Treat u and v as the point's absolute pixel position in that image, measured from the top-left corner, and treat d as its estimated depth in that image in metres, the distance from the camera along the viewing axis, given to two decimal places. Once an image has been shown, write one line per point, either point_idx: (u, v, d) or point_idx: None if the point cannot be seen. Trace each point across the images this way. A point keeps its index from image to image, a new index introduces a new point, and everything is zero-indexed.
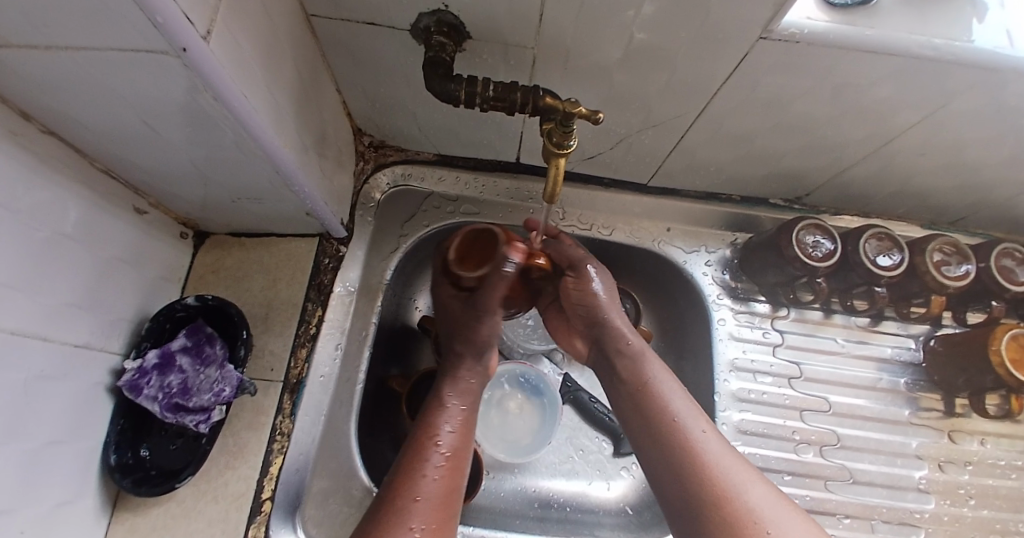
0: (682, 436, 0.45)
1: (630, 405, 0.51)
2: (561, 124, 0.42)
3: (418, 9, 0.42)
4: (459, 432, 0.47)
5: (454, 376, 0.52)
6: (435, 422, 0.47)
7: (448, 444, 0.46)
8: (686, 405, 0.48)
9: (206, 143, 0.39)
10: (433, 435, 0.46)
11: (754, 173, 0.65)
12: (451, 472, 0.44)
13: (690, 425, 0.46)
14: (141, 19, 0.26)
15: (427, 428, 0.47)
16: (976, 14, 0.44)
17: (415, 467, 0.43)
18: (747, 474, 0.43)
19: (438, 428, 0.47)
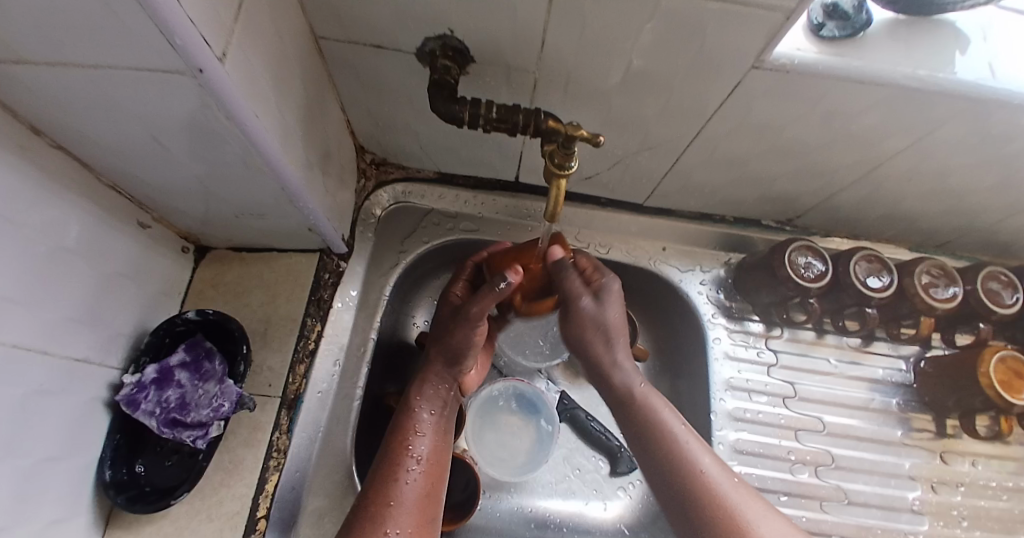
0: (671, 446, 0.48)
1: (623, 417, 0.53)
2: (562, 147, 0.43)
3: (425, 33, 0.43)
4: (434, 438, 0.49)
5: (424, 381, 0.52)
6: (410, 427, 0.49)
7: (424, 449, 0.47)
8: (673, 416, 0.51)
9: (215, 160, 0.40)
10: (408, 440, 0.48)
11: (748, 196, 0.66)
12: (426, 476, 0.46)
13: (677, 430, 0.49)
14: (161, 41, 0.26)
15: (400, 434, 0.48)
16: (959, 47, 0.46)
17: (389, 474, 0.45)
18: (733, 477, 0.47)
19: (413, 434, 0.48)
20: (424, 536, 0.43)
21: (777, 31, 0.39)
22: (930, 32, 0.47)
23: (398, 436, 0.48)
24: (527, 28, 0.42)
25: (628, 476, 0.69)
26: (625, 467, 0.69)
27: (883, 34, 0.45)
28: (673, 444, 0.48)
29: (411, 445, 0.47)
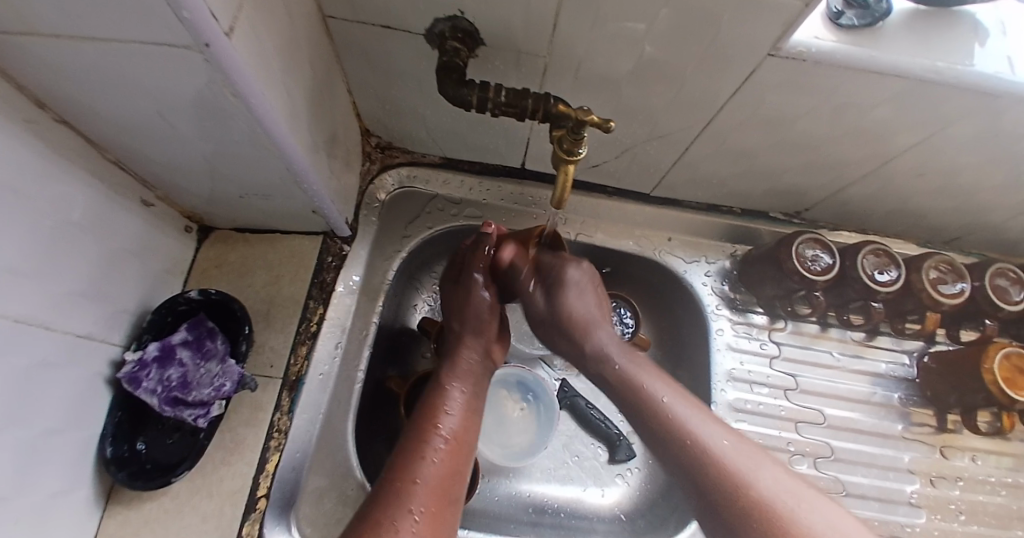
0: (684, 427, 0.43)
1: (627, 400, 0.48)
2: (572, 132, 0.43)
3: (434, 14, 0.43)
4: (460, 418, 0.48)
5: (455, 360, 0.53)
6: (438, 407, 0.48)
7: (449, 429, 0.46)
8: (672, 393, 0.47)
9: (220, 137, 0.39)
10: (435, 419, 0.46)
11: (756, 187, 0.65)
12: (450, 456, 0.44)
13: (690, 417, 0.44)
14: (168, 14, 0.26)
15: (427, 413, 0.47)
16: (979, 40, 0.45)
17: (415, 451, 0.43)
18: (761, 457, 0.41)
19: (442, 413, 0.47)
20: (444, 517, 0.40)
21: (795, 19, 0.38)
22: (948, 24, 0.46)
23: (427, 416, 0.47)
24: (539, 10, 0.41)
25: (626, 464, 0.70)
26: (623, 455, 0.69)
27: (903, 25, 0.44)
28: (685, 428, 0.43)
29: (439, 424, 0.46)
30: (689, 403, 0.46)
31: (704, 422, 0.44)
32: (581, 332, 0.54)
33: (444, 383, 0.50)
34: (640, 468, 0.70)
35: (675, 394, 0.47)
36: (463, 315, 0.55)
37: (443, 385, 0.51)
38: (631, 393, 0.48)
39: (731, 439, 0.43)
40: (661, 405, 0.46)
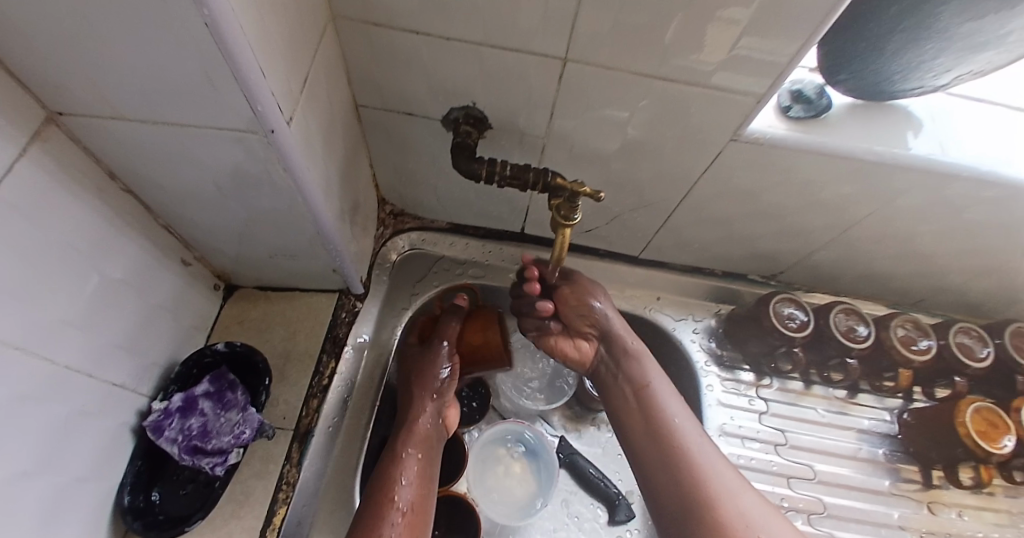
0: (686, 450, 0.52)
1: (631, 401, 0.56)
2: (568, 200, 0.50)
3: (450, 103, 0.51)
4: (416, 486, 0.52)
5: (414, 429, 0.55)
6: (389, 481, 0.51)
7: (406, 500, 0.50)
8: (703, 444, 0.53)
9: (266, 205, 0.45)
10: (392, 493, 0.50)
11: (734, 252, 0.72)
12: (409, 526, 0.49)
13: (693, 439, 0.53)
14: (245, 107, 0.33)
15: (384, 490, 0.50)
16: (912, 129, 0.54)
17: (373, 532, 0.47)
18: (729, 470, 0.51)
19: (397, 487, 0.50)
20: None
21: (749, 111, 0.47)
22: (885, 113, 0.54)
23: (383, 491, 0.50)
24: (539, 101, 0.49)
25: (626, 525, 0.69)
26: (623, 515, 0.69)
27: (845, 117, 0.53)
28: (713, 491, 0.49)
29: (395, 498, 0.50)
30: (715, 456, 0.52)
31: (733, 485, 0.50)
32: (614, 344, 0.59)
33: (402, 453, 0.53)
34: (639, 529, 0.69)
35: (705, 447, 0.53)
36: (421, 388, 0.57)
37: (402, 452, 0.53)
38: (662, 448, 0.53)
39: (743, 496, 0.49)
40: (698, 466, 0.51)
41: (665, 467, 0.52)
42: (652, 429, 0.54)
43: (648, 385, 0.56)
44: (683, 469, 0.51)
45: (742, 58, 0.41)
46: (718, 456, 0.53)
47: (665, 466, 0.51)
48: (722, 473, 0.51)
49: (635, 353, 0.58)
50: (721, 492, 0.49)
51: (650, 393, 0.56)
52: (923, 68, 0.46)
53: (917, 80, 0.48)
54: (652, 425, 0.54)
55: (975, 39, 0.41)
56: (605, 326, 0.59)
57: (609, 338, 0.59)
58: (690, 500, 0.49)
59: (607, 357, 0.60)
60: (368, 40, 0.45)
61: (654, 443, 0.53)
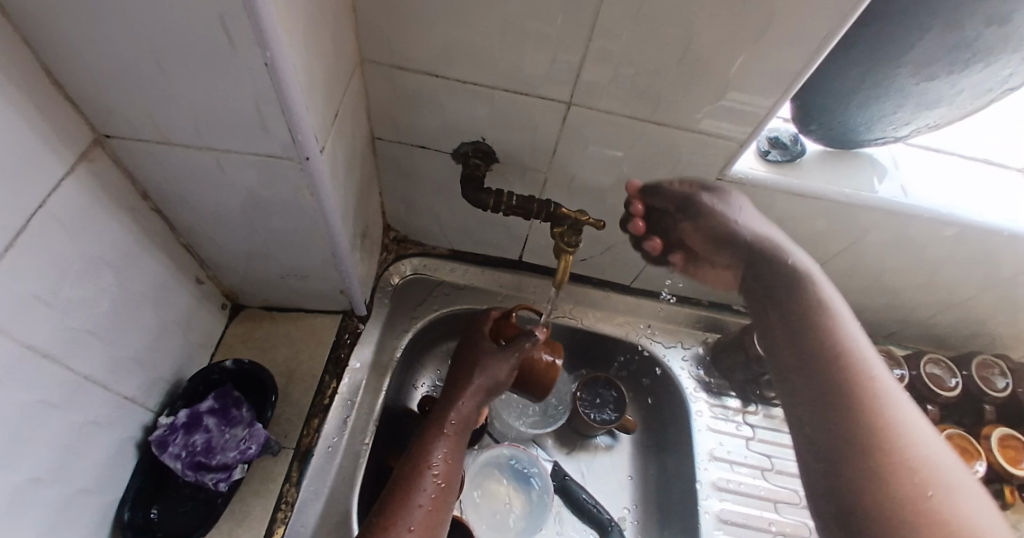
0: (884, 419, 0.43)
1: (813, 378, 0.49)
2: (572, 228, 0.55)
3: (461, 139, 0.55)
4: (452, 460, 0.51)
5: (454, 405, 0.55)
6: (428, 448, 0.51)
7: (441, 475, 0.50)
8: (907, 408, 0.44)
9: (287, 226, 0.48)
10: (427, 462, 0.50)
11: (718, 284, 0.77)
12: (440, 501, 0.48)
13: (906, 417, 0.43)
14: (287, 137, 0.36)
15: (420, 459, 0.50)
16: (877, 175, 0.59)
17: (405, 498, 0.47)
18: (947, 452, 0.41)
19: (433, 457, 0.51)
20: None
21: (732, 154, 0.52)
22: (851, 159, 0.60)
23: (418, 455, 0.51)
24: (543, 139, 0.53)
25: None
26: None
27: (816, 162, 0.59)
28: (888, 433, 0.42)
29: (430, 468, 0.50)
30: (929, 445, 0.41)
31: (938, 458, 0.40)
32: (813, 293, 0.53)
33: (437, 427, 0.53)
34: None
35: (910, 410, 0.44)
36: (473, 364, 0.57)
37: (437, 428, 0.53)
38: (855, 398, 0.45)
39: (967, 486, 0.39)
40: (902, 432, 0.42)
41: (856, 425, 0.43)
42: (866, 391, 0.45)
43: (845, 351, 0.49)
44: (882, 426, 0.42)
45: (726, 108, 0.47)
46: (926, 429, 0.43)
47: (843, 398, 0.46)
48: (919, 432, 0.42)
49: (818, 300, 0.52)
50: (903, 429, 0.42)
51: (847, 341, 0.50)
52: (885, 121, 0.52)
53: (881, 131, 0.54)
54: (834, 376, 0.47)
55: (929, 95, 0.47)
56: (761, 243, 0.55)
57: (758, 259, 0.55)
58: (868, 447, 0.42)
59: (782, 278, 0.54)
60: (390, 81, 0.49)
61: (855, 415, 0.44)
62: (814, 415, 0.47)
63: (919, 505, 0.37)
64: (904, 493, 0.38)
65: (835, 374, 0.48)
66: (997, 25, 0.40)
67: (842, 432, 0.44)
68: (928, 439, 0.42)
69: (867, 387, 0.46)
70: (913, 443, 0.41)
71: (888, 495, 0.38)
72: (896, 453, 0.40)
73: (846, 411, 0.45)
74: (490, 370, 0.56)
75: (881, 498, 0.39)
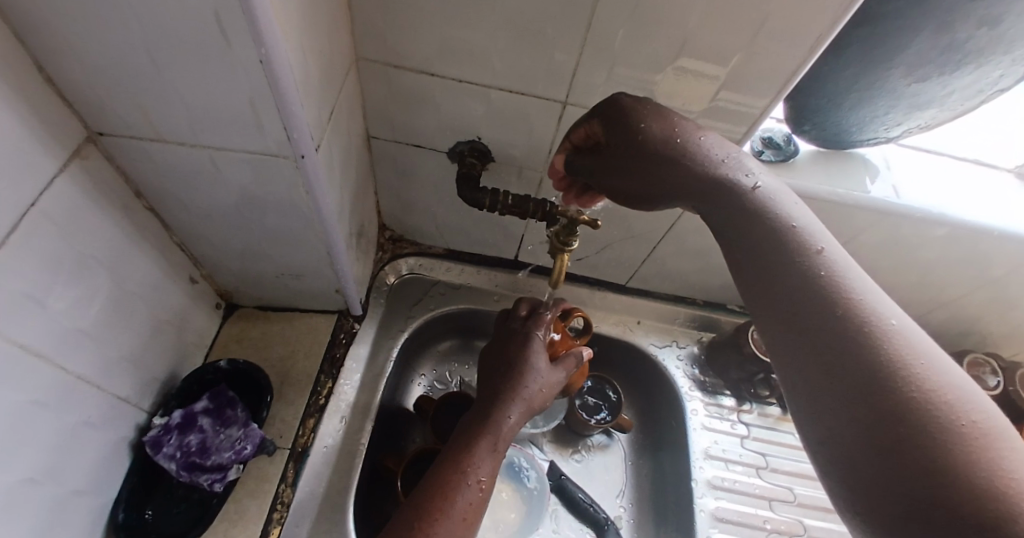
0: (889, 349, 0.29)
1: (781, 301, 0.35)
2: (567, 227, 0.54)
3: (457, 138, 0.55)
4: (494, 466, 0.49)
5: (500, 408, 0.51)
6: (474, 450, 0.48)
7: (479, 485, 0.46)
8: (906, 327, 0.31)
9: (282, 224, 0.48)
10: (467, 468, 0.47)
11: (713, 283, 0.77)
12: (475, 511, 0.45)
13: (913, 343, 0.30)
14: (283, 135, 0.36)
15: (460, 462, 0.47)
16: (870, 175, 0.60)
17: (440, 504, 0.43)
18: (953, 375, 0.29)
19: (473, 462, 0.47)
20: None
21: None
22: (844, 159, 0.61)
23: (463, 457, 0.47)
24: (539, 138, 0.53)
25: None
26: None
27: (809, 162, 0.59)
28: (895, 365, 0.29)
29: (470, 474, 0.46)
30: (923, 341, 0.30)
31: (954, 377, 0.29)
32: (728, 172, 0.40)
33: (479, 430, 0.50)
34: None
35: (906, 329, 0.30)
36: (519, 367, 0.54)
37: (480, 430, 0.50)
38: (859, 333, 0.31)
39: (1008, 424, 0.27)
40: (909, 358, 0.29)
41: (867, 362, 0.29)
42: (844, 324, 0.31)
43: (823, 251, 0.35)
44: (892, 359, 0.29)
45: (720, 108, 0.47)
46: (926, 347, 0.30)
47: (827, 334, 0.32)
48: (925, 356, 0.29)
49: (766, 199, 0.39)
50: (915, 363, 0.29)
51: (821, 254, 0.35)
52: (877, 121, 0.52)
53: (874, 131, 0.54)
54: (820, 303, 0.33)
55: (920, 96, 0.47)
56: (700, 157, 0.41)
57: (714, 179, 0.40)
58: (888, 391, 0.28)
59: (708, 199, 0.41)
60: (386, 80, 0.49)
61: (868, 345, 0.30)
62: (816, 370, 0.32)
63: (974, 466, 0.25)
64: (963, 444, 0.26)
65: (828, 295, 0.33)
66: (987, 26, 0.40)
67: (869, 385, 0.29)
68: (944, 366, 0.29)
69: (858, 319, 0.31)
70: (931, 371, 0.28)
71: (922, 450, 0.26)
72: (916, 391, 0.28)
73: (822, 348, 0.32)
74: (541, 381, 0.55)
75: (940, 472, 0.25)
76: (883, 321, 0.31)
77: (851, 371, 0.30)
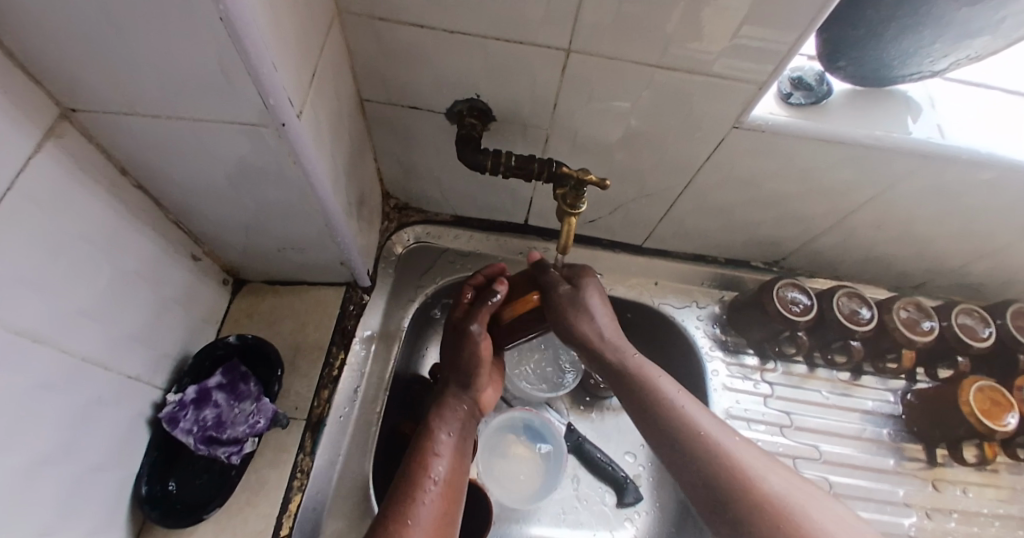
0: (732, 457, 0.45)
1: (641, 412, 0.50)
2: (574, 189, 0.51)
3: (455, 96, 0.51)
4: (451, 460, 0.49)
5: (442, 405, 0.54)
6: (429, 453, 0.49)
7: (441, 473, 0.47)
8: (720, 431, 0.47)
9: (271, 195, 0.46)
10: (427, 464, 0.48)
11: (735, 240, 0.73)
12: (443, 500, 0.46)
13: (734, 444, 0.46)
14: (258, 101, 0.34)
15: (419, 458, 0.48)
16: (911, 115, 0.54)
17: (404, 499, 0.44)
18: (769, 461, 0.46)
19: (433, 457, 0.48)
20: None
21: (751, 98, 0.47)
22: (883, 98, 0.55)
23: (419, 461, 0.48)
24: (543, 91, 0.49)
25: (634, 507, 0.70)
26: (632, 497, 0.70)
27: (843, 103, 0.53)
28: (748, 474, 0.43)
29: (431, 467, 0.47)
30: (734, 440, 0.47)
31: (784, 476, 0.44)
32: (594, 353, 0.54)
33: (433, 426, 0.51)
34: (647, 510, 0.70)
35: (738, 443, 0.47)
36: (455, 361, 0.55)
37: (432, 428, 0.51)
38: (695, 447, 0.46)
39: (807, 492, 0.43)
40: (743, 462, 0.45)
41: (733, 473, 0.44)
42: (693, 438, 0.46)
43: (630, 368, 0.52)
44: (723, 463, 0.44)
45: (743, 46, 0.42)
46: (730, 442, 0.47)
47: (699, 448, 0.46)
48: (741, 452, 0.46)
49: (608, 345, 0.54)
50: (755, 468, 0.44)
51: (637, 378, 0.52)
52: (921, 54, 0.46)
53: (917, 65, 0.48)
54: (668, 424, 0.48)
55: (971, 22, 0.41)
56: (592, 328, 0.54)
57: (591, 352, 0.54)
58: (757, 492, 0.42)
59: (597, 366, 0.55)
60: (374, 35, 0.45)
61: (712, 452, 0.45)
62: (713, 478, 0.44)
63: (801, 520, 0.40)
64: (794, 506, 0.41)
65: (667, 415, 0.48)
66: None
67: (745, 487, 0.43)
68: (772, 469, 0.45)
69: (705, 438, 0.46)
70: (751, 470, 0.44)
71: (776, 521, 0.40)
72: (759, 483, 0.43)
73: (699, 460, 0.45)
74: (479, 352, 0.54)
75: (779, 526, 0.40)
76: (712, 435, 0.47)
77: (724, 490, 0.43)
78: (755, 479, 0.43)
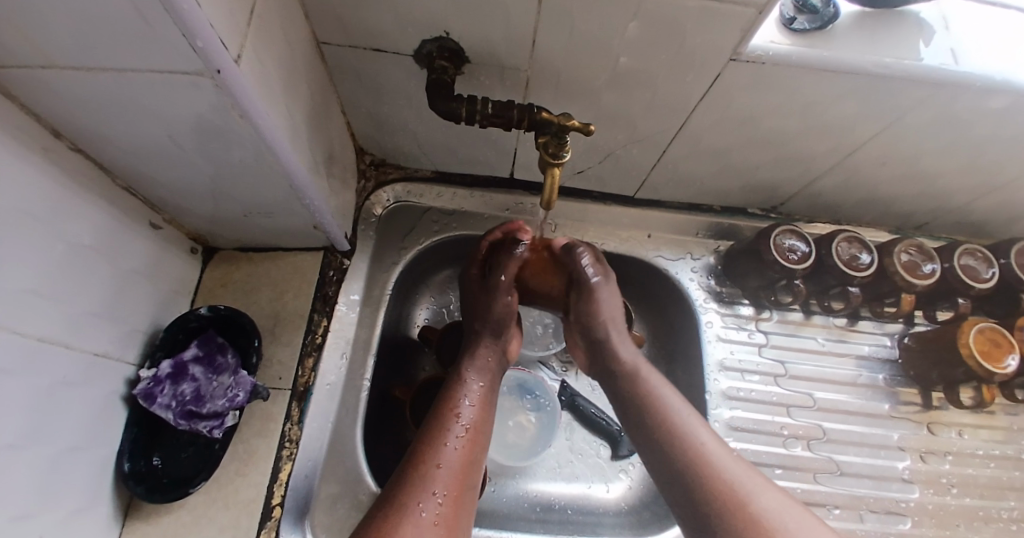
0: (723, 475, 0.43)
1: (638, 417, 0.51)
2: (556, 136, 0.48)
3: (422, 36, 0.46)
4: (479, 407, 0.50)
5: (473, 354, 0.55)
6: (456, 398, 0.50)
7: (469, 419, 0.49)
8: (717, 450, 0.46)
9: (225, 157, 0.42)
10: (455, 408, 0.49)
11: (731, 186, 0.69)
12: (470, 444, 0.47)
13: (729, 462, 0.45)
14: (185, 45, 0.29)
15: (447, 403, 0.50)
16: (923, 39, 0.49)
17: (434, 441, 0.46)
18: (762, 482, 0.44)
19: (459, 401, 0.50)
20: (463, 503, 0.43)
21: (750, 25, 0.42)
22: (892, 21, 0.50)
23: (446, 405, 0.49)
24: (518, 26, 0.44)
25: (629, 458, 0.71)
26: (626, 450, 0.70)
27: (851, 26, 0.48)
28: (736, 492, 0.42)
29: (457, 411, 0.49)
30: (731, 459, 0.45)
31: (771, 498, 0.42)
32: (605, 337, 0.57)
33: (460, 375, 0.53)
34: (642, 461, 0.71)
35: (734, 461, 0.45)
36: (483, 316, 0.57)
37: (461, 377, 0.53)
38: (688, 458, 0.45)
39: (795, 519, 0.41)
40: (735, 482, 0.43)
41: (718, 491, 0.42)
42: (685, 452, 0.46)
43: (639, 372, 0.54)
44: (711, 480, 0.43)
45: None
46: (730, 459, 0.45)
47: (690, 465, 0.45)
48: (734, 471, 0.44)
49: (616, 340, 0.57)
50: (743, 487, 0.42)
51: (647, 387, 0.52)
52: None
53: None
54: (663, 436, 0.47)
55: None
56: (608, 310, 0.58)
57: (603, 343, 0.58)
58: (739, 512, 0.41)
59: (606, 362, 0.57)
60: None
61: (705, 468, 0.44)
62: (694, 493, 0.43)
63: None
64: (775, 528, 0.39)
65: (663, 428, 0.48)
66: None
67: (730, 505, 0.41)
68: (764, 491, 0.42)
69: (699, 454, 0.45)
70: (740, 490, 0.42)
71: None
72: (745, 503, 0.41)
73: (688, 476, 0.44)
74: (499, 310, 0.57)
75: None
76: (708, 452, 0.45)
77: (704, 500, 0.42)
78: (745, 498, 0.42)
